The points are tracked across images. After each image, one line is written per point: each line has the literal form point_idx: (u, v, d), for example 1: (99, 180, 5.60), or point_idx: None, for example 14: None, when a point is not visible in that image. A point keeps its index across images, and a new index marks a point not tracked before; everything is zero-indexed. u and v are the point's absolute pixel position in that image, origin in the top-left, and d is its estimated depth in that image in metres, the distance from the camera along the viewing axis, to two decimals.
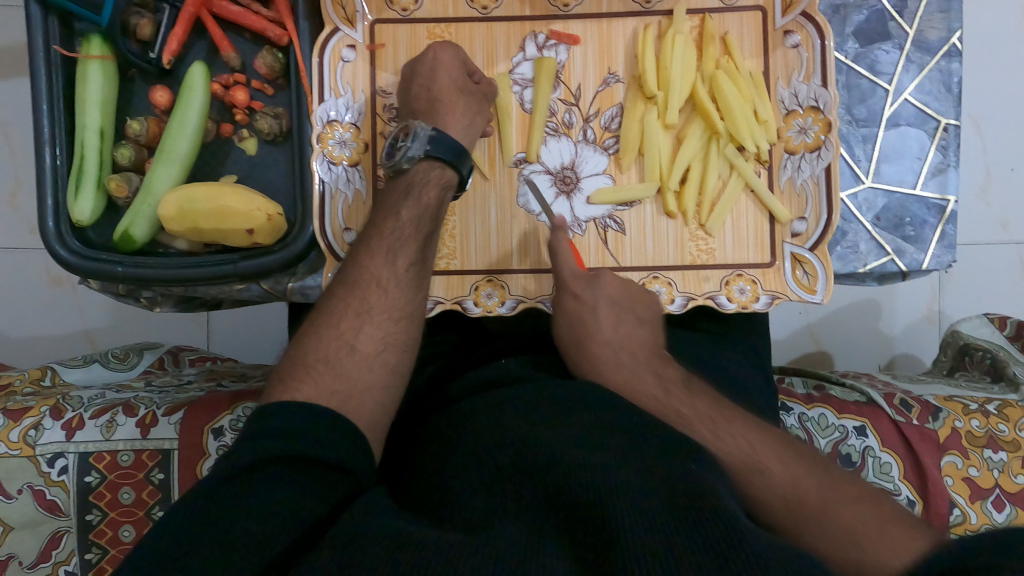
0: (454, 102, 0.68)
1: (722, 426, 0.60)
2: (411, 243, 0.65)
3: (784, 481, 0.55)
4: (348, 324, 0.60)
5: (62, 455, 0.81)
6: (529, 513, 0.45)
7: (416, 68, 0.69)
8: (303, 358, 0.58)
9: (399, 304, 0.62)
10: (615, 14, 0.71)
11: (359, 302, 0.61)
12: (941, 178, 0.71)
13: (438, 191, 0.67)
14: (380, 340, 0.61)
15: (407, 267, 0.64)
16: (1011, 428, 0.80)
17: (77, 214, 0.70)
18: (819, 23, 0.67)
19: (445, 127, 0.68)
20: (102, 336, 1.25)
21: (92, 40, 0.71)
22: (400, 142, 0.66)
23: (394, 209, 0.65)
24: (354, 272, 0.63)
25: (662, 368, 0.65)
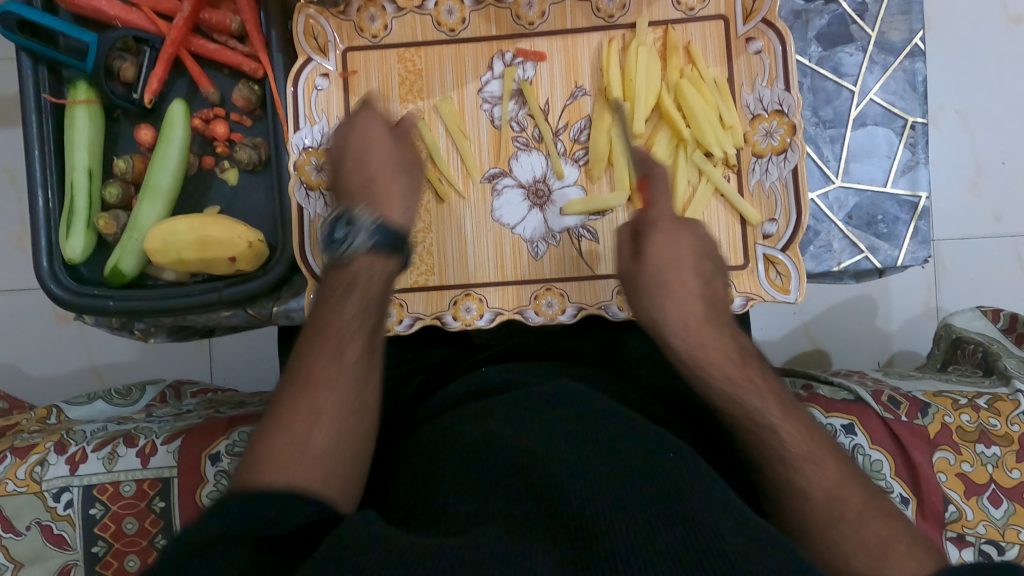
0: (390, 182, 0.68)
1: (774, 395, 0.61)
2: (359, 336, 0.62)
3: (794, 438, 0.58)
4: (298, 425, 0.56)
5: (67, 489, 0.82)
6: (518, 513, 0.46)
7: (346, 147, 0.69)
8: (257, 460, 0.53)
9: (351, 398, 0.59)
10: (579, 29, 0.73)
11: (310, 401, 0.57)
12: (911, 175, 0.72)
13: (383, 282, 0.65)
14: (334, 437, 0.56)
15: (357, 360, 0.61)
16: (1003, 422, 0.79)
17: (69, 252, 0.73)
18: (779, 29, 0.68)
19: (386, 214, 0.67)
20: (108, 370, 1.27)
21: (78, 85, 0.74)
22: (340, 233, 0.65)
23: (339, 303, 0.62)
24: (304, 370, 0.59)
25: (677, 304, 0.65)
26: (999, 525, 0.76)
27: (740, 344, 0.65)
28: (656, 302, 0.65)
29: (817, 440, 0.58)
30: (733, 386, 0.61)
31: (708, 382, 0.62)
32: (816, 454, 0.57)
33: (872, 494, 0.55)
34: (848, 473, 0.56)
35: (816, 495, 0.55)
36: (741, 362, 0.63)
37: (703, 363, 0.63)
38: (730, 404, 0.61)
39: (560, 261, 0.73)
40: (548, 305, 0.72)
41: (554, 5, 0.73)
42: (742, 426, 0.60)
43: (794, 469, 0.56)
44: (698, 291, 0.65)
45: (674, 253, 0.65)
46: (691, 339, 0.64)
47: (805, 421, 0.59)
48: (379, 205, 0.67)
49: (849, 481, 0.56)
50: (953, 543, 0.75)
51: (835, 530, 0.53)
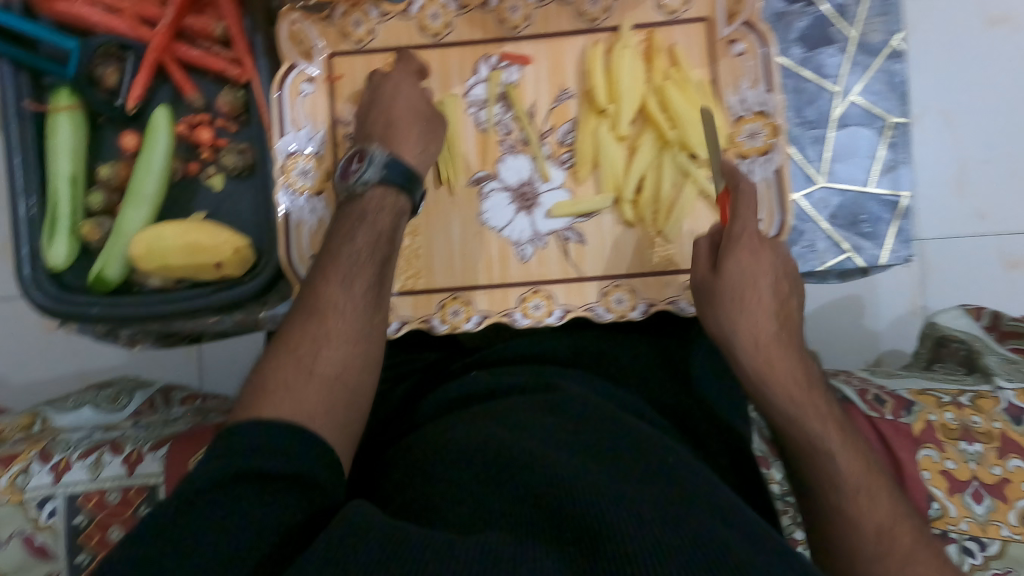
0: (412, 126, 0.68)
1: (836, 423, 0.63)
2: (367, 269, 0.63)
3: (852, 471, 0.62)
4: (305, 349, 0.59)
5: (51, 498, 0.82)
6: (522, 516, 0.46)
7: (376, 93, 0.70)
8: (262, 386, 0.56)
9: (357, 329, 0.61)
10: (564, 32, 0.74)
11: (317, 328, 0.60)
12: (893, 174, 0.73)
13: (392, 219, 0.66)
14: (339, 363, 0.59)
15: (364, 293, 0.62)
16: (985, 419, 0.80)
17: (51, 259, 0.72)
18: (761, 31, 0.69)
19: (402, 151, 0.68)
20: (96, 375, 1.26)
21: (60, 92, 0.73)
22: (354, 166, 0.66)
23: (348, 239, 0.64)
24: (312, 299, 0.62)
25: (749, 321, 0.64)
26: (981, 521, 0.77)
27: (807, 364, 0.65)
28: (729, 319, 0.64)
29: (874, 476, 0.62)
30: (797, 410, 0.63)
31: (772, 401, 0.64)
32: (871, 488, 0.61)
33: (921, 533, 0.59)
34: (903, 511, 0.60)
35: (867, 529, 0.59)
36: (807, 385, 0.64)
37: (770, 383, 0.64)
38: (792, 428, 0.64)
39: (548, 262, 0.73)
40: (535, 308, 0.72)
41: (538, 9, 0.73)
42: (801, 447, 0.64)
43: (849, 501, 0.61)
44: (772, 307, 0.64)
45: (755, 271, 0.63)
46: (763, 358, 0.64)
47: (864, 455, 0.63)
48: (394, 141, 0.67)
49: (905, 519, 0.60)
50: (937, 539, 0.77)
51: (882, 565, 0.58)
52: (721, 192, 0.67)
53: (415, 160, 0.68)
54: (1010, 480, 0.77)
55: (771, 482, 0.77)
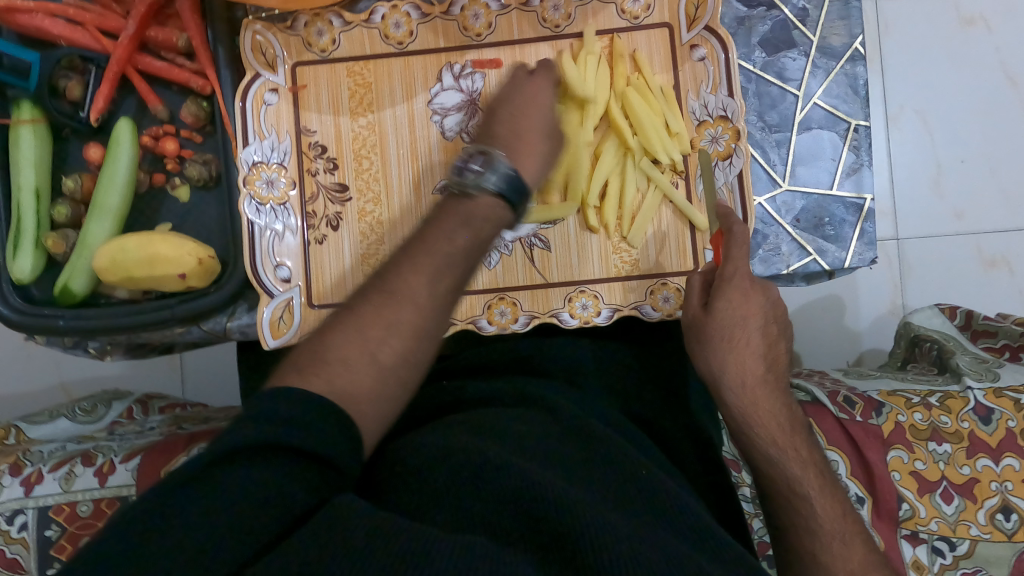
0: (535, 136, 0.65)
1: (816, 468, 0.63)
2: (457, 271, 0.58)
3: (828, 516, 0.61)
4: (375, 333, 0.53)
5: (22, 512, 0.82)
6: (508, 523, 0.46)
7: (512, 95, 0.68)
8: (321, 357, 0.51)
9: (428, 324, 0.55)
10: (526, 39, 0.74)
11: (392, 313, 0.54)
12: (856, 177, 0.74)
13: (495, 228, 0.61)
14: (400, 355, 0.53)
15: (447, 292, 0.57)
16: (954, 419, 0.81)
17: (17, 273, 0.72)
18: (721, 36, 0.69)
19: (522, 167, 0.64)
20: (76, 386, 1.26)
21: (21, 105, 0.73)
22: (475, 166, 0.61)
23: (449, 232, 0.58)
24: (396, 281, 0.55)
25: (736, 361, 0.64)
26: (950, 521, 0.77)
27: (790, 407, 0.65)
28: (717, 358, 0.64)
29: (851, 522, 0.61)
30: (777, 452, 0.63)
31: (754, 440, 0.64)
32: (847, 532, 0.60)
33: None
34: (875, 560, 0.59)
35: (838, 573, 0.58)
36: (789, 428, 0.64)
37: (752, 423, 0.64)
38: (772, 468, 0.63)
39: (513, 268, 0.73)
40: (500, 314, 0.72)
41: (500, 16, 0.73)
42: (778, 490, 0.63)
43: (822, 545, 0.60)
44: (758, 348, 0.65)
45: (744, 311, 0.63)
46: (748, 400, 0.64)
47: (842, 501, 0.62)
48: (518, 155, 0.64)
49: (874, 567, 0.58)
50: (907, 540, 0.77)
51: None
52: (716, 231, 0.68)
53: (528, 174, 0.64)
54: (979, 480, 0.78)
55: (741, 484, 0.78)
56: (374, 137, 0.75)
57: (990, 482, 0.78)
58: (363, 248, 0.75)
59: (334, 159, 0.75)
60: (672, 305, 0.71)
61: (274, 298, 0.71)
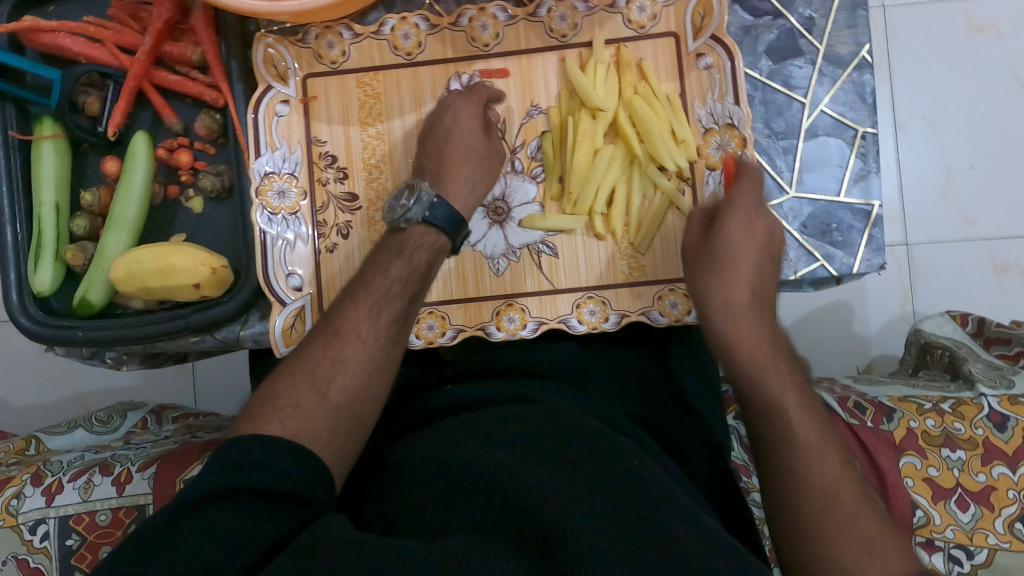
0: (460, 167, 0.70)
1: (798, 389, 0.62)
2: (396, 302, 0.64)
3: (809, 436, 0.59)
4: (323, 372, 0.60)
5: (44, 521, 0.83)
6: (492, 526, 0.47)
7: (436, 124, 0.72)
8: (271, 402, 0.58)
9: (375, 357, 0.62)
10: (533, 49, 0.75)
11: (336, 351, 0.61)
12: (863, 183, 0.74)
13: (430, 253, 0.66)
14: (351, 390, 0.60)
15: (388, 324, 0.63)
16: (968, 426, 0.81)
17: (37, 285, 0.73)
18: (727, 45, 0.70)
19: (448, 196, 0.69)
20: (92, 397, 1.27)
21: (43, 121, 0.75)
22: (402, 201, 0.67)
23: (383, 265, 0.65)
24: (336, 322, 0.63)
25: (721, 280, 0.65)
26: (967, 528, 0.77)
27: (776, 333, 0.65)
28: (704, 280, 0.66)
29: (831, 450, 0.59)
30: (758, 369, 0.63)
31: (735, 359, 0.64)
32: (823, 452, 0.58)
33: (870, 500, 0.56)
34: (851, 478, 0.57)
35: (812, 488, 0.56)
36: (773, 350, 0.64)
37: (734, 339, 0.64)
38: (752, 384, 0.63)
39: (521, 275, 0.73)
40: (509, 321, 0.72)
41: (507, 26, 0.74)
42: (756, 407, 0.62)
43: (798, 461, 0.58)
44: (748, 268, 0.66)
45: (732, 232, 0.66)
46: (732, 321, 0.65)
47: (823, 424, 0.60)
48: (443, 186, 0.69)
49: (851, 481, 0.57)
50: (922, 548, 0.76)
51: (826, 526, 0.54)
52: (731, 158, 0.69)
53: (459, 205, 0.70)
54: (994, 487, 0.78)
55: (751, 490, 0.78)
56: (384, 147, 0.76)
57: (1007, 490, 0.78)
58: None
59: (344, 168, 0.76)
60: (680, 311, 0.71)
61: (286, 307, 0.73)
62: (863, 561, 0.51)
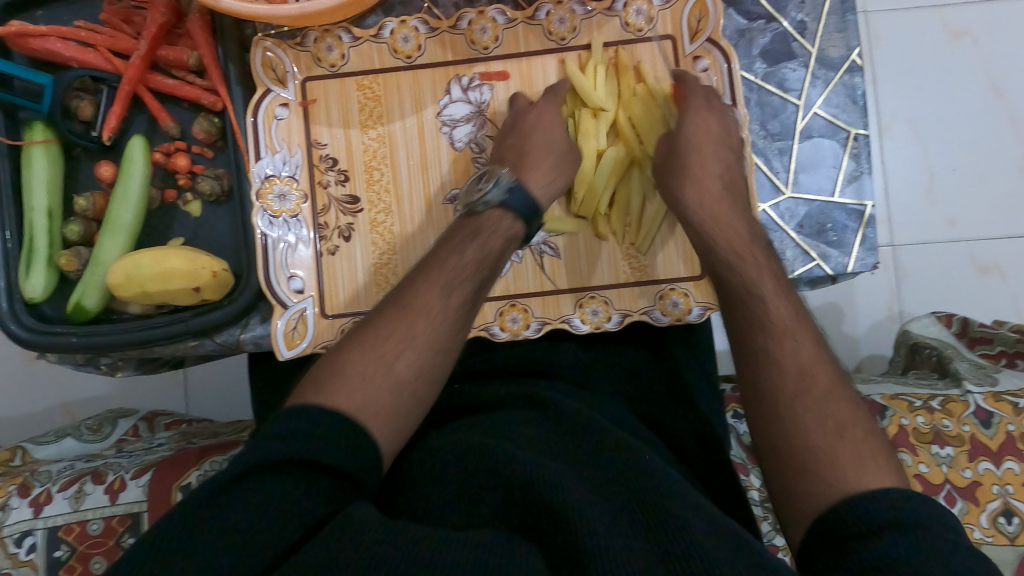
0: (542, 157, 0.69)
1: (772, 274, 0.63)
2: (467, 285, 0.62)
3: (785, 316, 0.60)
4: (390, 348, 0.57)
5: (31, 533, 0.82)
6: (512, 516, 0.48)
7: (519, 120, 0.72)
8: (340, 374, 0.55)
9: (443, 337, 0.59)
10: (532, 52, 0.75)
11: (405, 327, 0.58)
12: (856, 184, 0.75)
13: (503, 240, 0.65)
14: (417, 367, 0.57)
15: (460, 305, 0.61)
16: (955, 422, 0.82)
17: (29, 291, 0.72)
18: (723, 48, 0.72)
19: (529, 182, 0.68)
20: (79, 406, 1.25)
21: (34, 126, 0.74)
22: (481, 185, 0.67)
23: (459, 247, 0.63)
24: (408, 298, 0.60)
25: (694, 180, 0.68)
26: None
27: (753, 226, 0.67)
28: (678, 184, 0.68)
29: (805, 332, 0.59)
30: (735, 258, 0.64)
31: (713, 250, 0.65)
32: (797, 331, 0.59)
33: (842, 378, 0.57)
34: (824, 355, 0.58)
35: (788, 366, 0.57)
36: (749, 240, 0.65)
37: (712, 235, 0.66)
38: (730, 273, 0.64)
39: (524, 276, 0.74)
40: (512, 321, 0.73)
41: (507, 30, 0.75)
42: (733, 295, 0.63)
43: (772, 340, 0.59)
44: (717, 171, 0.69)
45: (701, 136, 0.68)
46: (708, 215, 0.67)
47: (797, 304, 0.61)
48: (525, 171, 0.68)
49: (821, 357, 0.57)
50: None
51: (800, 404, 0.55)
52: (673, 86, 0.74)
53: (537, 193, 0.68)
54: (980, 483, 0.79)
55: (749, 488, 0.79)
56: (385, 149, 0.76)
57: (992, 485, 0.79)
58: (374, 257, 0.76)
59: (345, 171, 0.76)
60: (681, 310, 0.72)
61: (288, 309, 0.73)
62: (836, 442, 0.52)
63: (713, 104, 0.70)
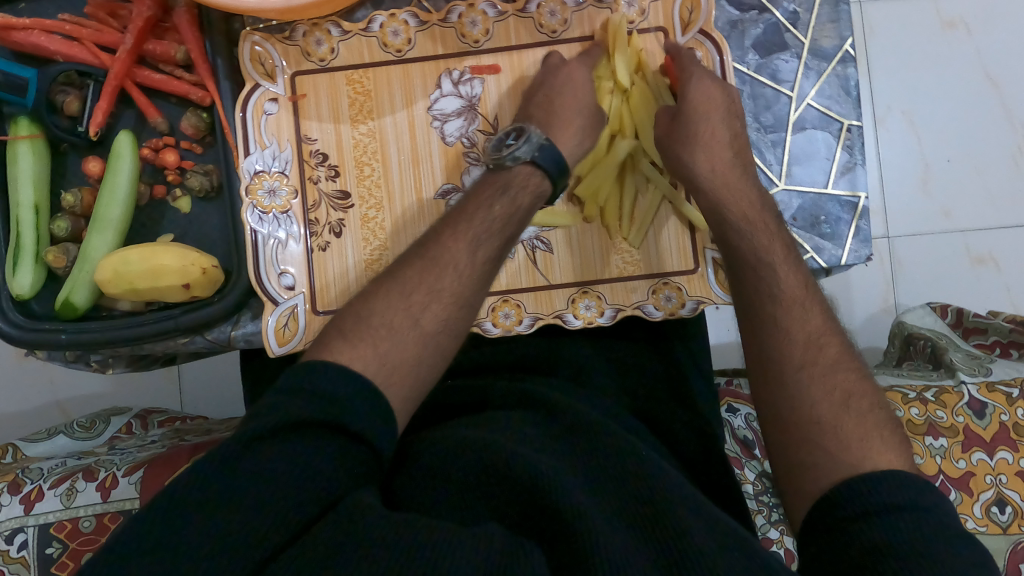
0: (572, 117, 0.69)
1: (783, 245, 0.63)
2: (493, 240, 0.63)
3: (794, 287, 0.61)
4: (418, 299, 0.58)
5: (22, 530, 0.81)
6: (517, 511, 0.48)
7: (550, 79, 0.71)
8: (368, 321, 0.57)
9: (466, 295, 0.60)
10: (523, 45, 0.75)
11: (433, 280, 0.59)
12: (850, 176, 0.74)
13: (531, 198, 0.65)
14: (441, 322, 0.58)
15: (485, 261, 0.62)
16: (949, 414, 0.83)
17: (16, 288, 0.72)
18: (715, 39, 0.71)
19: (557, 140, 0.68)
20: (73, 404, 1.25)
21: (19, 122, 0.73)
22: (509, 141, 0.67)
23: (486, 204, 0.64)
24: (434, 250, 0.61)
25: (705, 149, 0.66)
26: None
27: (764, 193, 0.67)
28: (689, 153, 0.67)
29: (812, 305, 0.60)
30: (747, 224, 0.64)
31: (724, 218, 0.65)
32: (806, 300, 0.60)
33: (848, 349, 0.58)
34: (832, 326, 0.59)
35: (796, 335, 0.58)
36: (761, 207, 0.65)
37: (724, 204, 0.65)
38: (742, 241, 0.64)
39: (516, 271, 0.73)
40: (504, 316, 0.72)
41: (497, 22, 0.74)
42: (744, 261, 0.63)
43: (782, 307, 0.60)
44: (727, 141, 0.67)
45: (709, 102, 0.67)
46: (721, 183, 0.66)
47: (806, 275, 0.62)
48: (554, 129, 0.68)
49: (829, 329, 0.59)
50: None
51: (804, 372, 0.56)
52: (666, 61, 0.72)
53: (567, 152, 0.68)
54: (974, 473, 0.79)
55: (743, 481, 0.79)
56: (376, 144, 0.76)
57: (985, 475, 0.79)
58: (366, 253, 0.75)
59: (335, 166, 0.76)
60: (674, 304, 0.72)
61: (278, 306, 0.72)
62: (841, 413, 0.53)
63: (714, 74, 0.69)
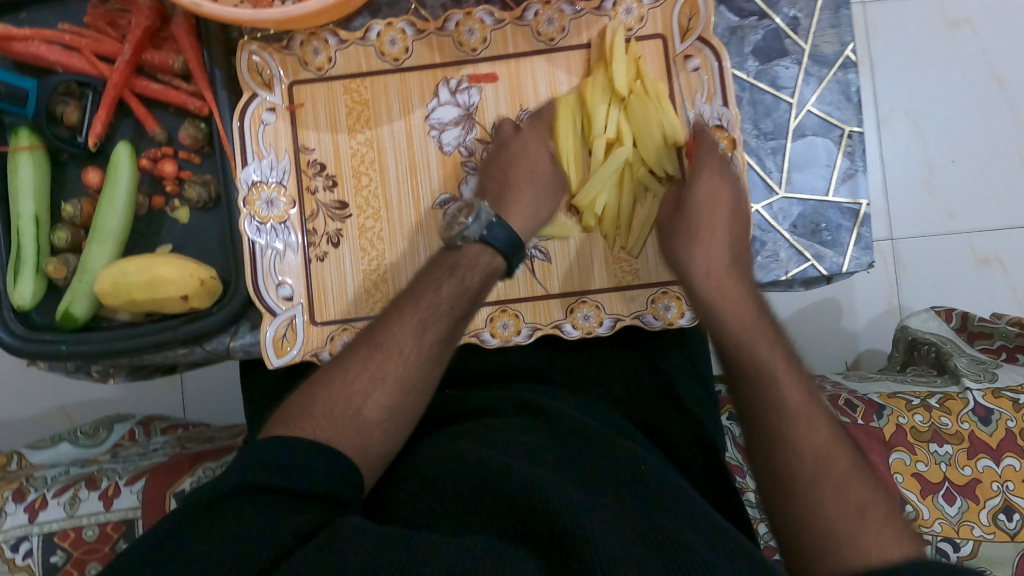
0: (522, 190, 0.69)
1: (783, 355, 0.63)
2: (442, 322, 0.62)
3: (796, 399, 0.59)
4: (359, 388, 0.58)
5: (27, 538, 0.81)
6: (516, 522, 0.47)
7: (505, 149, 0.71)
8: (308, 410, 0.56)
9: (412, 378, 0.60)
10: (521, 53, 0.74)
11: (375, 367, 0.59)
12: (851, 182, 0.74)
13: (481, 277, 0.65)
14: (385, 409, 0.58)
15: (432, 345, 0.61)
16: (954, 420, 0.82)
17: (16, 299, 0.72)
18: (714, 46, 0.70)
19: (508, 216, 0.68)
20: (77, 410, 1.25)
21: (19, 132, 0.73)
22: (460, 218, 0.66)
23: (436, 283, 0.63)
24: (380, 336, 0.61)
25: (704, 250, 0.67)
26: (954, 521, 0.78)
27: (757, 299, 0.67)
28: (686, 250, 0.67)
29: (817, 413, 0.58)
30: (746, 338, 0.64)
31: (723, 328, 0.65)
32: (812, 415, 0.58)
33: (858, 460, 0.56)
34: (840, 440, 0.57)
35: (805, 453, 0.56)
36: (758, 315, 0.65)
37: (722, 312, 0.65)
38: (741, 352, 0.63)
39: (514, 280, 0.73)
40: (503, 327, 0.72)
41: (495, 31, 0.74)
42: (745, 375, 0.62)
43: (788, 423, 0.58)
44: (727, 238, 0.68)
45: (711, 205, 0.67)
46: (715, 285, 0.66)
47: (809, 388, 0.60)
48: (504, 205, 0.68)
49: (838, 444, 0.57)
50: None
51: (818, 489, 0.54)
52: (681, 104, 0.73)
53: (516, 228, 0.68)
54: (980, 480, 0.79)
55: (745, 490, 0.79)
56: (373, 154, 0.75)
57: (991, 482, 0.79)
58: (364, 264, 0.75)
59: (333, 176, 0.76)
60: (673, 314, 0.71)
61: (276, 316, 0.72)
62: (858, 524, 0.51)
63: (725, 168, 0.69)
